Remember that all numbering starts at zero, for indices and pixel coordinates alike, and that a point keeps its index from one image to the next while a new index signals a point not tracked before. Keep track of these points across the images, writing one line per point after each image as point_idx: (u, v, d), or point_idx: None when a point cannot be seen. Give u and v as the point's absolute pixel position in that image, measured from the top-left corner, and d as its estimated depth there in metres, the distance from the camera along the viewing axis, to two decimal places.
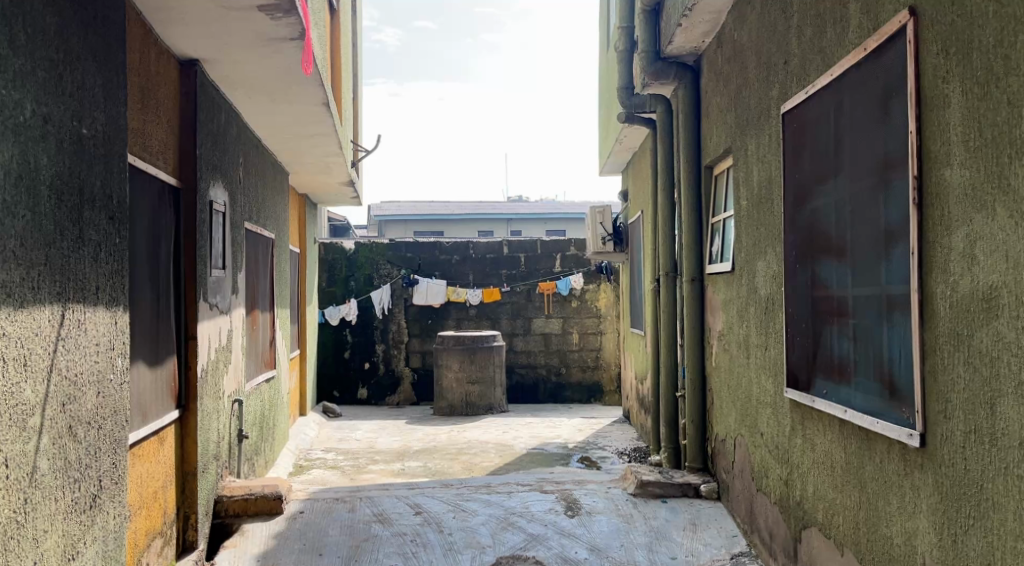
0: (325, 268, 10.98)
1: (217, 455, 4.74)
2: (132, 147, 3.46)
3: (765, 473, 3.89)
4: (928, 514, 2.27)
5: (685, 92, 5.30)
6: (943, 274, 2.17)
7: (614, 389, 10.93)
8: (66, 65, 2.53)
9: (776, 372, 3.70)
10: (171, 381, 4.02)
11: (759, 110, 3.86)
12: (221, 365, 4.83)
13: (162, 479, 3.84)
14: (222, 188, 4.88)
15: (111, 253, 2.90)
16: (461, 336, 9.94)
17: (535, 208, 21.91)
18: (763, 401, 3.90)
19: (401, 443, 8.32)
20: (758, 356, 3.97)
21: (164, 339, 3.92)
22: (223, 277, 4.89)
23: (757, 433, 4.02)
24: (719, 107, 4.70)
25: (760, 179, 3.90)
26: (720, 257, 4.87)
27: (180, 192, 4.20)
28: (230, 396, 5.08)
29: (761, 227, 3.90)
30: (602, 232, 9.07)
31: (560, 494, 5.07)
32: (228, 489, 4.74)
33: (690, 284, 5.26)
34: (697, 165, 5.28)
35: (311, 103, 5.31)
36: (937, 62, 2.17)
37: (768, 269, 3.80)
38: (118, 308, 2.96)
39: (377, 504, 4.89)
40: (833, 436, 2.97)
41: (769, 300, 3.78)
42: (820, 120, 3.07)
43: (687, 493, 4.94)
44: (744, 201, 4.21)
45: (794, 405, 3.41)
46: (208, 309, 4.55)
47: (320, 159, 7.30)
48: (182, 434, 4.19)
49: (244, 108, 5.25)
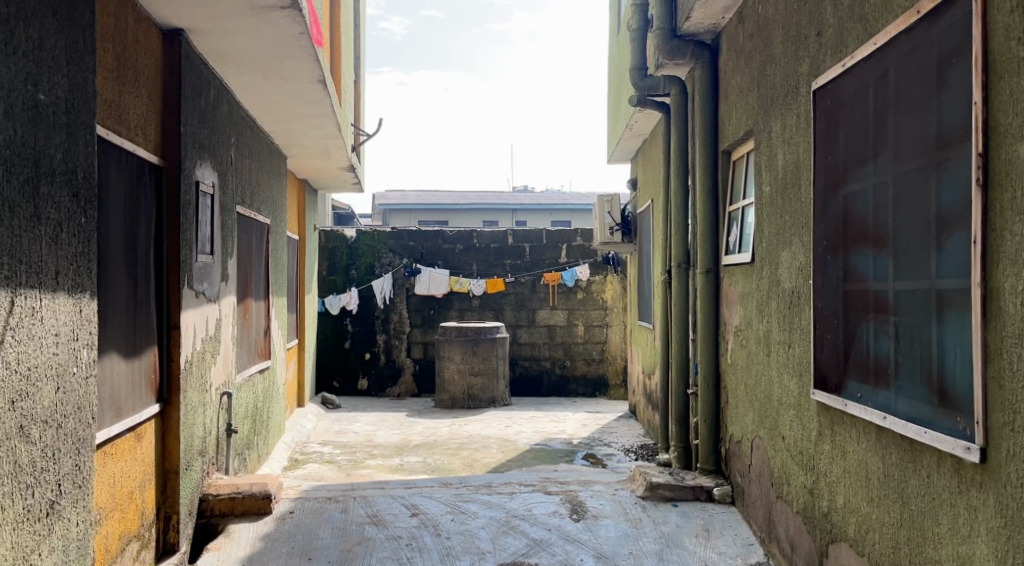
0: (326, 256, 10.70)
1: (203, 450, 4.48)
2: (105, 120, 3.18)
3: (786, 480, 3.61)
4: (988, 538, 2.01)
5: (702, 73, 5.01)
6: (1014, 266, 1.90)
7: (619, 383, 10.66)
8: (17, 21, 2.27)
9: (800, 372, 3.42)
10: (151, 373, 3.76)
11: (786, 88, 3.58)
12: (208, 355, 4.57)
13: (139, 478, 3.58)
14: (211, 168, 4.62)
15: (75, 234, 2.65)
16: (463, 327, 9.68)
17: (541, 199, 21.60)
18: (786, 403, 3.61)
19: (400, 437, 8.07)
20: (780, 354, 3.69)
21: (142, 328, 3.65)
22: (211, 263, 4.63)
23: (778, 436, 3.74)
24: (740, 86, 4.41)
25: (785, 164, 3.62)
26: (738, 247, 4.58)
27: (162, 172, 3.93)
28: (217, 388, 4.82)
29: (785, 215, 3.62)
30: (610, 221, 8.80)
31: (565, 496, 4.80)
32: (214, 487, 4.47)
33: (704, 276, 4.99)
34: (714, 149, 5.00)
35: (307, 81, 5.03)
36: (1010, 21, 1.91)
37: (793, 260, 3.52)
38: (82, 294, 2.71)
39: (372, 505, 4.63)
40: (868, 445, 2.70)
41: (793, 293, 3.51)
42: (859, 97, 2.80)
43: (698, 497, 4.67)
44: (766, 187, 3.92)
45: (823, 408, 3.14)
46: (194, 297, 4.28)
47: (319, 141, 7.03)
48: (163, 429, 3.92)
49: (236, 84, 4.97)
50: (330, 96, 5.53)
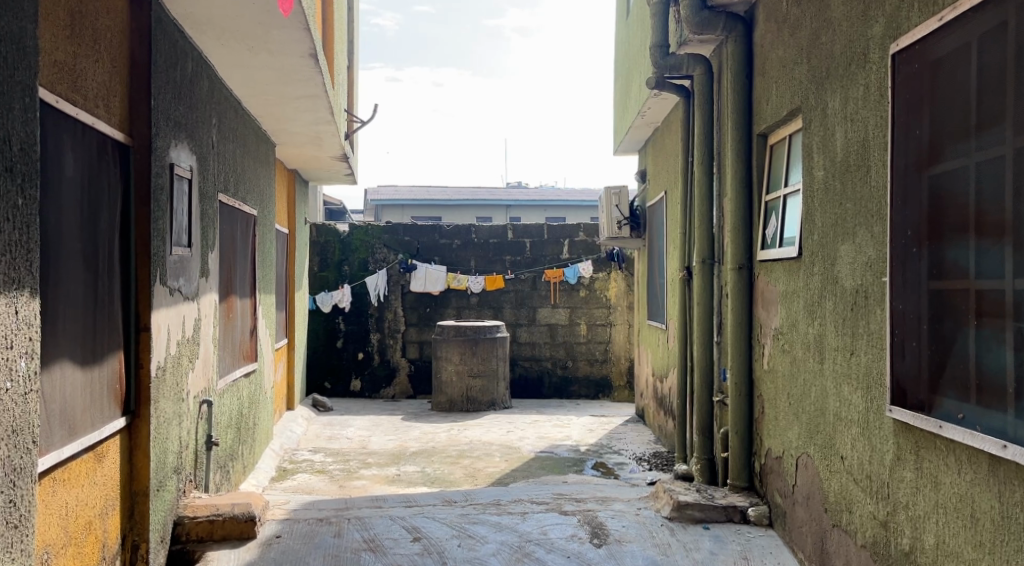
0: (316, 250, 10.17)
1: (179, 467, 3.99)
2: (54, 83, 2.71)
3: (846, 506, 3.14)
4: None
5: (735, 47, 4.50)
6: None
7: (623, 384, 10.20)
8: None
9: (867, 384, 2.94)
10: (115, 382, 3.26)
11: (849, 56, 3.10)
12: (185, 360, 4.08)
13: (100, 504, 3.08)
14: (189, 150, 4.13)
15: (8, 218, 2.15)
16: (462, 326, 9.21)
17: (537, 196, 21.12)
18: (846, 418, 3.14)
19: (396, 443, 7.58)
20: (839, 362, 3.21)
21: (104, 330, 3.15)
22: (188, 256, 4.13)
23: (835, 456, 3.27)
24: (782, 60, 3.94)
25: (847, 143, 3.14)
26: (779, 240, 4.11)
27: (129, 151, 3.42)
28: (196, 396, 4.33)
29: (846, 202, 3.15)
30: (618, 216, 8.35)
31: (583, 517, 4.33)
32: (190, 507, 3.96)
33: (735, 273, 4.50)
34: (748, 134, 4.52)
35: (297, 55, 4.53)
36: None
37: (857, 254, 3.05)
38: (18, 293, 2.22)
39: (369, 527, 4.14)
40: (974, 477, 2.28)
41: (858, 291, 3.03)
42: (972, 60, 2.37)
43: (731, 519, 4.20)
44: (819, 171, 3.45)
45: (902, 427, 2.66)
46: (168, 295, 3.79)
47: (309, 127, 6.53)
48: (130, 446, 3.42)
49: (216, 58, 4.47)
50: (322, 75, 5.03)
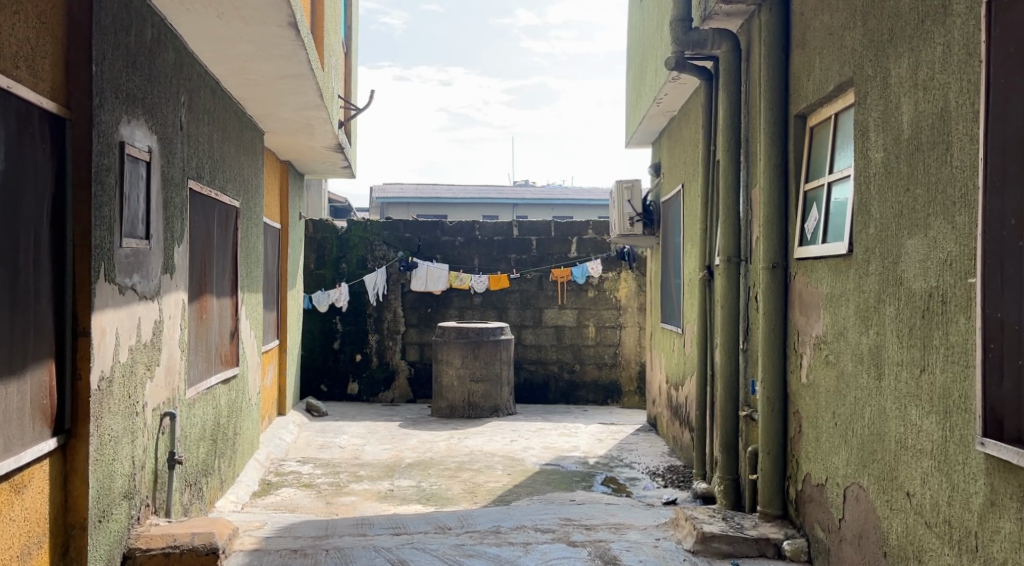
0: (313, 247, 9.65)
1: (133, 491, 3.50)
2: None
3: (913, 554, 2.61)
4: None
5: (770, 17, 3.96)
6: None
7: (633, 390, 9.66)
8: None
9: (946, 409, 2.41)
10: (44, 398, 2.80)
11: (922, 10, 2.56)
12: (140, 370, 3.58)
13: (19, 547, 2.61)
14: (146, 130, 3.61)
15: None
16: (464, 328, 8.70)
17: (544, 194, 20.63)
18: (913, 448, 2.61)
19: (391, 453, 7.08)
20: (903, 380, 2.68)
21: (24, 337, 2.67)
22: (146, 249, 3.62)
23: (896, 492, 2.73)
24: (829, 27, 3.40)
25: (916, 118, 2.61)
26: (821, 235, 3.58)
27: (67, 125, 2.93)
28: (156, 409, 3.82)
29: (916, 188, 2.61)
30: (630, 211, 7.80)
31: (594, 550, 3.80)
32: (143, 539, 3.46)
33: (769, 272, 3.98)
34: (785, 115, 3.98)
35: (272, 24, 4.00)
36: None
37: (930, 250, 2.52)
38: None
39: (349, 561, 3.62)
40: None
41: (930, 295, 2.50)
42: None
43: (764, 553, 3.68)
44: (876, 154, 2.93)
45: (1000, 467, 2.15)
46: (117, 294, 3.28)
47: (298, 112, 6.02)
48: (64, 472, 2.94)
49: (182, 25, 3.95)
50: (306, 51, 4.52)
